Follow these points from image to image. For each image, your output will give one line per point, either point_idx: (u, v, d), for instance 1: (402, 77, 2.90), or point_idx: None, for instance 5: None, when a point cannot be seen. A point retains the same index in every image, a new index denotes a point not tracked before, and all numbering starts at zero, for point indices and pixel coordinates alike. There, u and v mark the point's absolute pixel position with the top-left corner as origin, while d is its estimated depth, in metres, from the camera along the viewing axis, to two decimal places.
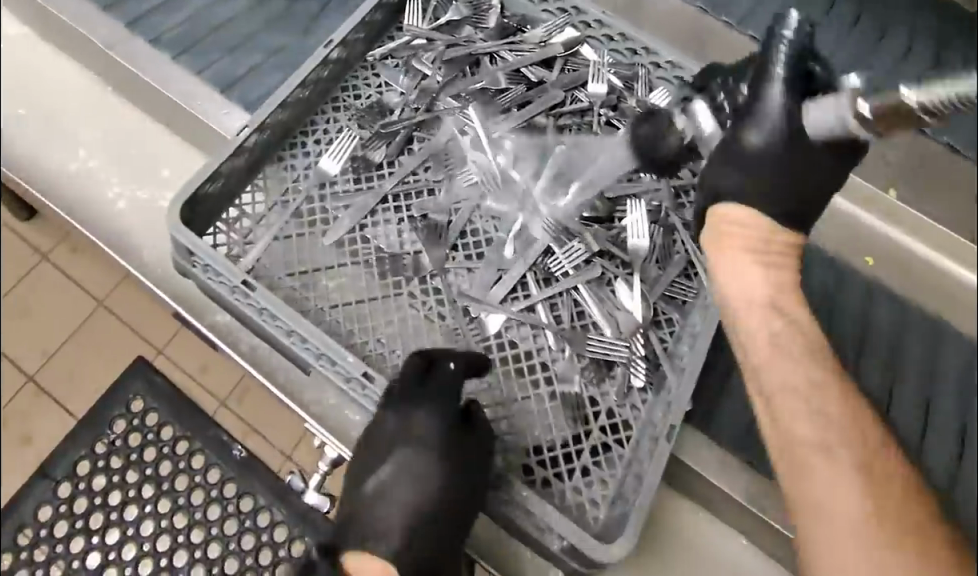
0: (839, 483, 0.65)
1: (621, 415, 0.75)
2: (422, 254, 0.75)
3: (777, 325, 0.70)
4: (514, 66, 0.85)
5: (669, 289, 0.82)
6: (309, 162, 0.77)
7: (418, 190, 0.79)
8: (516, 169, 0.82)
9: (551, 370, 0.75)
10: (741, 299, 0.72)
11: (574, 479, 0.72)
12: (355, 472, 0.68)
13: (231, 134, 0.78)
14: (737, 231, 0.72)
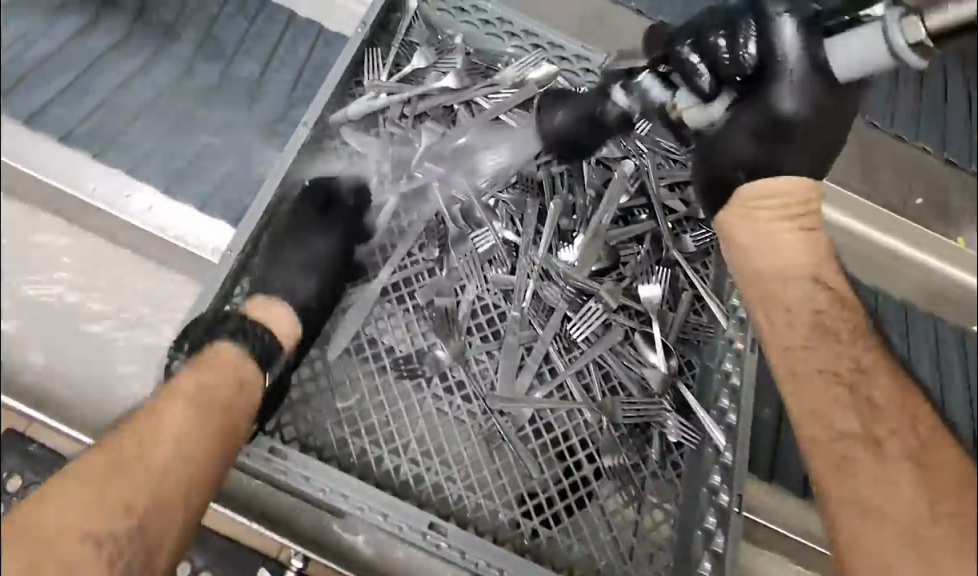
0: (836, 396, 0.53)
1: (664, 474, 0.71)
2: (437, 346, 0.68)
3: (822, 303, 0.57)
4: (493, 113, 0.78)
5: (684, 330, 0.78)
6: (295, 260, 0.68)
7: (416, 273, 0.71)
8: (513, 230, 0.75)
9: (591, 445, 0.70)
10: (768, 284, 0.59)
11: (640, 560, 0.67)
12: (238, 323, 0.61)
13: (215, 258, 0.69)
14: (773, 216, 0.59)
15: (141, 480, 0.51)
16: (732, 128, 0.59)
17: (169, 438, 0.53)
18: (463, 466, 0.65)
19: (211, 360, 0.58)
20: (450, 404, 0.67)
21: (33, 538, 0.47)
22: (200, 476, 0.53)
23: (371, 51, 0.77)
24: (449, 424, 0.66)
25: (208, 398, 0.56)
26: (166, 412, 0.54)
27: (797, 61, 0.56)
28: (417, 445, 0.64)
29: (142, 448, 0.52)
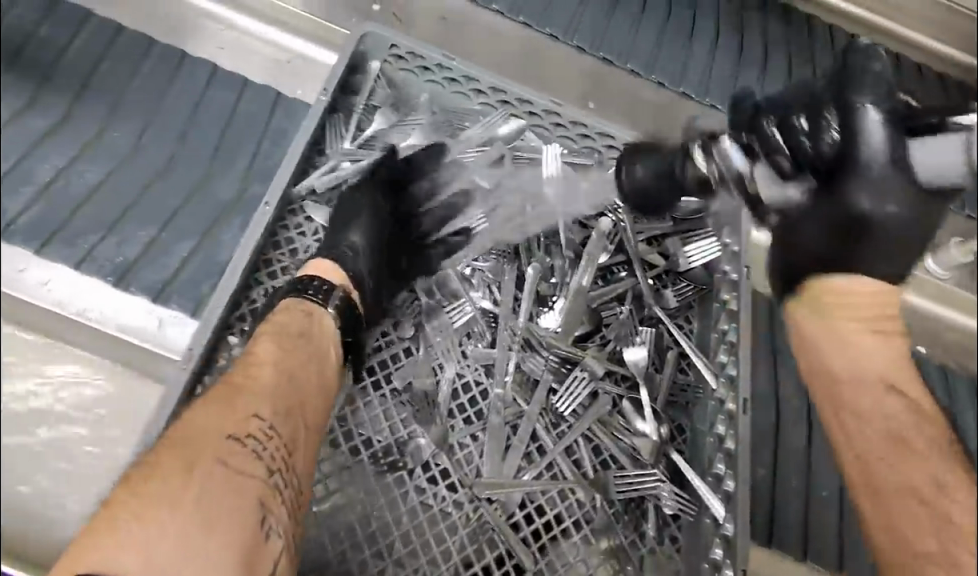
0: None
1: (662, 550, 0.68)
2: (417, 434, 0.64)
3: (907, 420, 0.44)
4: (463, 176, 0.76)
5: (671, 393, 0.75)
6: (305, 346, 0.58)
7: (392, 354, 0.67)
8: (489, 298, 0.72)
9: (585, 526, 0.66)
10: (863, 415, 0.51)
11: None
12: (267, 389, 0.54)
13: (180, 353, 0.64)
14: (889, 341, 0.48)
15: (275, 395, 0.54)
16: (810, 219, 0.49)
17: (293, 364, 0.56)
18: (451, 563, 0.61)
19: (310, 309, 0.61)
20: (435, 496, 0.63)
21: (191, 439, 0.50)
22: (320, 405, 0.57)
23: (334, 119, 0.75)
24: (433, 519, 0.62)
25: (317, 334, 0.60)
26: (285, 340, 0.57)
27: (882, 160, 0.46)
28: (401, 545, 0.60)
29: (273, 365, 0.56)
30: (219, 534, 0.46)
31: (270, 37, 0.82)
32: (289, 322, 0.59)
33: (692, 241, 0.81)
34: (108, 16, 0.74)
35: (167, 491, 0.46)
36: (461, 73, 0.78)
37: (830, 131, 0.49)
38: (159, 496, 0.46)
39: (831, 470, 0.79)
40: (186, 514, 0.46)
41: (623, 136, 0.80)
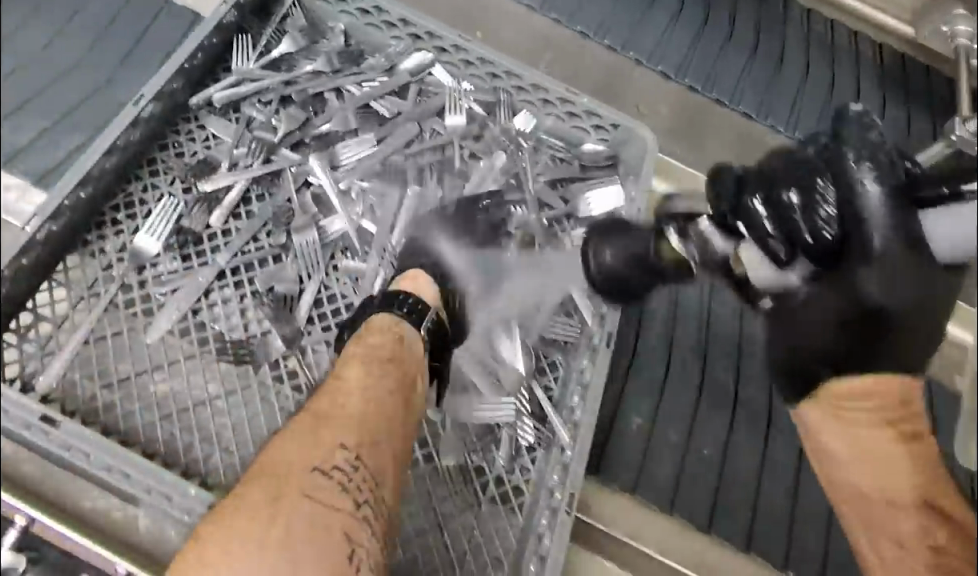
0: None
1: (510, 480, 0.67)
2: (269, 330, 0.66)
3: (940, 538, 0.45)
4: (363, 101, 0.77)
5: (548, 330, 0.72)
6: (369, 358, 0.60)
7: (260, 259, 0.69)
8: (371, 220, 0.73)
9: (431, 445, 0.67)
10: (872, 512, 0.47)
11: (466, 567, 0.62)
12: (344, 413, 0.56)
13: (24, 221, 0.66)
14: (868, 421, 0.46)
15: (353, 420, 0.55)
16: (811, 310, 0.47)
17: (366, 385, 0.58)
18: None
19: (396, 322, 0.63)
20: (278, 395, 0.64)
21: (270, 471, 0.51)
22: (397, 424, 0.58)
23: (240, 37, 0.76)
24: (270, 419, 0.63)
25: (391, 350, 0.61)
26: (359, 366, 0.59)
27: (884, 239, 0.44)
28: (231, 435, 0.61)
29: (348, 390, 0.57)
30: (307, 556, 0.48)
31: None
32: (377, 344, 0.61)
33: (593, 186, 0.79)
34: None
35: (256, 526, 0.48)
36: (392, 16, 0.79)
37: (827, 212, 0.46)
38: (252, 523, 0.48)
39: (717, 430, 0.74)
40: (282, 552, 0.47)
41: (532, 79, 0.78)
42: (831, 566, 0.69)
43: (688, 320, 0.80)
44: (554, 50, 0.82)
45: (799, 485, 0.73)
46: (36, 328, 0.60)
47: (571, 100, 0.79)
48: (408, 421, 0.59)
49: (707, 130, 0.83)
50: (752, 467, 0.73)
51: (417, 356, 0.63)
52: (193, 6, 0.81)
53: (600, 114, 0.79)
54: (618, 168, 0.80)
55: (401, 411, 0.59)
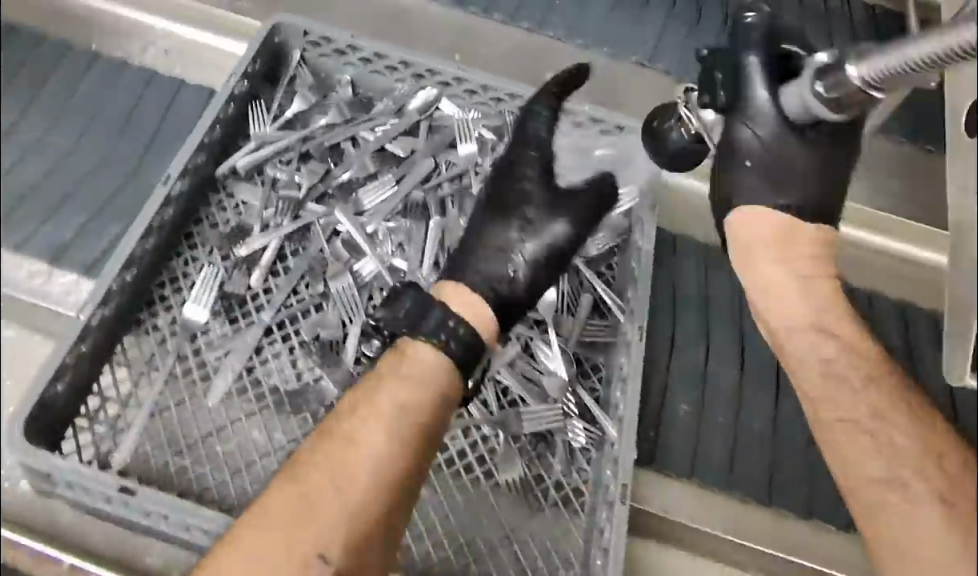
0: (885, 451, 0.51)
1: (569, 483, 0.68)
2: (321, 377, 0.68)
3: (830, 351, 0.57)
4: (377, 145, 0.80)
5: (585, 334, 0.73)
6: (386, 413, 0.56)
7: (303, 310, 0.72)
8: (402, 256, 0.75)
9: (488, 460, 0.68)
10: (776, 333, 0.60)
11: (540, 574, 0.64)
12: (328, 502, 0.52)
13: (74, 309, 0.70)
14: (786, 249, 0.61)
15: (353, 501, 0.53)
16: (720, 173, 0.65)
17: (376, 455, 0.54)
18: None
19: (426, 355, 0.58)
20: None
21: (258, 549, 0.51)
22: (401, 495, 0.55)
23: (253, 104, 0.79)
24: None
25: (409, 404, 0.56)
26: (368, 429, 0.55)
27: (765, 118, 0.62)
28: None
29: (354, 459, 0.54)
30: None
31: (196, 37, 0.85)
32: (410, 387, 0.57)
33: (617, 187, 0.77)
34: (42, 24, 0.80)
35: None
36: (391, 60, 0.80)
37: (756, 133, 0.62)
38: None
39: (766, 404, 0.73)
40: None
41: (535, 96, 0.80)
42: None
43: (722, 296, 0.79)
44: (554, 64, 0.84)
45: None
46: (105, 410, 0.64)
47: (575, 109, 0.79)
48: (413, 483, 0.56)
49: None
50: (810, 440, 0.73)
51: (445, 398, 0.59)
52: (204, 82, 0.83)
53: (605, 119, 0.79)
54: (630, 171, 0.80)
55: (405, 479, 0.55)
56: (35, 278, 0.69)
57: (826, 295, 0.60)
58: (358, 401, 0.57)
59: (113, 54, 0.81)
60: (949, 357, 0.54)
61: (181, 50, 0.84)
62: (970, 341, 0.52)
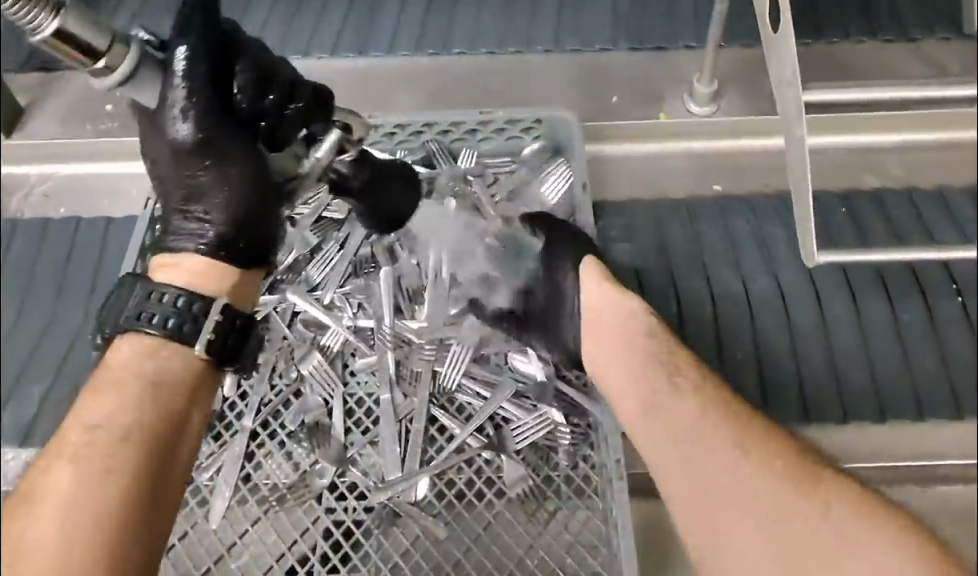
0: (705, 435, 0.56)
1: (579, 473, 0.63)
2: (317, 460, 0.65)
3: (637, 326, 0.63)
4: (314, 215, 0.76)
5: None
6: (72, 438, 0.48)
7: (283, 401, 0.68)
8: (364, 315, 0.72)
9: (498, 481, 0.64)
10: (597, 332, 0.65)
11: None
12: (20, 551, 0.45)
13: None
14: (146, 376, 0.49)
15: (47, 566, 0.44)
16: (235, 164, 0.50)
17: (72, 493, 0.45)
18: (372, 563, 0.60)
19: (145, 352, 0.50)
20: (345, 510, 0.63)
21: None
22: (117, 536, 0.45)
23: None
24: (334, 533, 0.62)
25: (115, 420, 0.48)
26: (70, 457, 0.47)
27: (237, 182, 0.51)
28: (316, 565, 0.60)
29: (48, 508, 0.45)
30: None
31: (92, 173, 0.81)
32: (80, 418, 0.49)
33: (543, 180, 0.77)
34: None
35: None
36: None
37: (190, 207, 0.51)
38: None
39: (740, 331, 0.72)
40: None
41: (448, 119, 0.79)
42: (887, 395, 0.69)
43: (674, 248, 0.76)
44: (454, 79, 0.83)
45: (839, 345, 0.71)
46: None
47: (489, 118, 0.78)
48: (144, 490, 0.47)
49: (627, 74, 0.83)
50: (815, 353, 0.71)
51: (172, 401, 0.50)
52: (114, 212, 0.79)
53: (520, 117, 0.78)
54: (562, 155, 0.77)
55: (114, 484, 0.46)
56: None
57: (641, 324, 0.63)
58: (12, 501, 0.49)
59: (27, 217, 0.80)
60: (800, 245, 0.63)
61: (62, 189, 0.81)
62: (811, 221, 0.61)
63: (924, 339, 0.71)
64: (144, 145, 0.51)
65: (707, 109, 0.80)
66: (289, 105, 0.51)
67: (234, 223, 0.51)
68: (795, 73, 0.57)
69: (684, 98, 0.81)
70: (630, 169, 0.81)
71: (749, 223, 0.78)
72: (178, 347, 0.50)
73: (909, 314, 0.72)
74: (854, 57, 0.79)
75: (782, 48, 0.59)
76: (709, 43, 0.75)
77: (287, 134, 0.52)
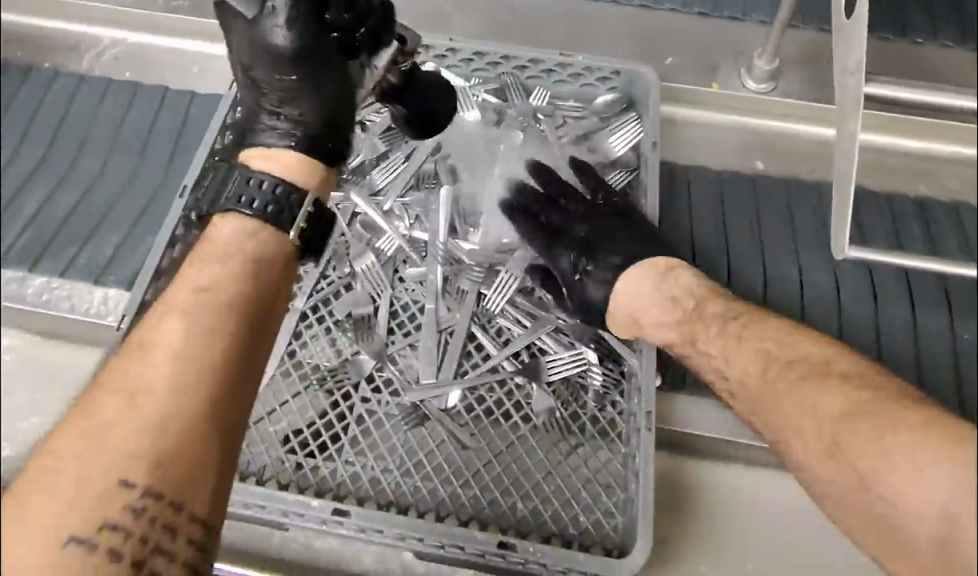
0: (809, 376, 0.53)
1: (605, 416, 0.68)
2: (358, 351, 0.70)
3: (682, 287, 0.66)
4: (386, 123, 0.79)
5: None
6: (184, 293, 0.50)
7: (333, 291, 0.73)
8: (420, 227, 0.75)
9: (525, 406, 0.69)
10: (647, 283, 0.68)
11: (585, 499, 0.65)
12: (128, 391, 0.45)
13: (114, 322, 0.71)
14: (252, 253, 0.52)
15: (164, 402, 0.45)
16: (321, 75, 0.53)
17: (186, 342, 0.47)
18: (398, 456, 0.65)
19: (247, 233, 0.52)
20: (379, 402, 0.68)
21: (63, 457, 0.44)
22: (226, 389, 0.47)
23: None
24: (369, 422, 0.67)
25: (222, 285, 0.50)
26: (181, 311, 0.48)
27: (323, 92, 0.54)
28: (349, 448, 0.65)
29: (164, 352, 0.47)
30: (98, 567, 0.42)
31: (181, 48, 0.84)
32: (196, 279, 0.50)
33: (613, 130, 0.79)
34: (51, 65, 0.84)
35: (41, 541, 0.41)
36: None
37: (279, 111, 0.54)
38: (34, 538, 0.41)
39: (791, 316, 0.75)
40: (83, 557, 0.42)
41: (527, 56, 0.79)
42: None
43: (742, 228, 0.80)
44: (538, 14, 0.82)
45: (883, 345, 0.75)
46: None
47: (568, 62, 0.79)
48: (247, 356, 0.49)
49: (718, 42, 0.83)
50: (858, 351, 0.74)
51: (271, 284, 0.53)
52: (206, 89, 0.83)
53: (600, 66, 0.78)
54: (634, 111, 0.79)
55: (225, 342, 0.48)
56: (57, 297, 0.72)
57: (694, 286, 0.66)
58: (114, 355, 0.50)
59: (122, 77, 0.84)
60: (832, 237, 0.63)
61: (132, 56, 0.84)
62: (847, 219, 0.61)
63: (961, 357, 0.75)
64: (234, 45, 0.53)
65: (763, 86, 0.82)
66: (366, 22, 0.53)
67: (318, 128, 0.55)
68: (860, 63, 0.58)
69: (741, 74, 0.83)
70: (702, 135, 0.85)
71: (812, 212, 0.81)
72: (277, 232, 0.53)
73: (967, 335, 0.76)
74: (948, 64, 0.80)
75: (852, 34, 0.60)
76: (777, 22, 0.76)
77: (362, 47, 0.54)
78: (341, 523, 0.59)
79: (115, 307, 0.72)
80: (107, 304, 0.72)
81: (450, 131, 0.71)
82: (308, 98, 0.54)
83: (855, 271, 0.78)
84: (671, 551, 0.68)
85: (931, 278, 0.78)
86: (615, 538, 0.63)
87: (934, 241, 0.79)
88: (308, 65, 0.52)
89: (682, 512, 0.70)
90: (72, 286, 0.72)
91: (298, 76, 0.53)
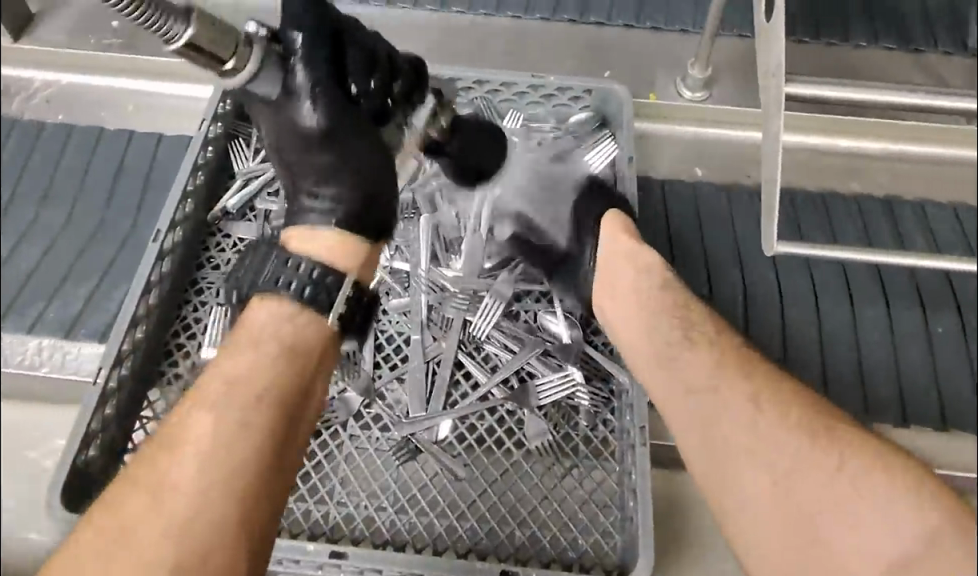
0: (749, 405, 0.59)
1: (597, 435, 0.68)
2: (345, 389, 0.68)
3: (639, 292, 0.67)
4: None
5: None
6: (214, 382, 0.49)
7: None
8: (402, 257, 0.75)
9: (517, 431, 0.68)
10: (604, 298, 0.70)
11: (582, 521, 0.64)
12: (151, 486, 0.46)
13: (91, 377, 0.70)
14: (283, 336, 0.50)
15: (194, 496, 0.45)
16: (358, 149, 0.51)
17: (216, 439, 0.47)
18: (392, 492, 0.64)
19: (285, 318, 0.50)
20: (369, 439, 0.67)
21: (93, 554, 0.45)
22: (257, 488, 0.47)
23: (233, 144, 0.79)
24: (359, 459, 0.66)
25: (255, 377, 0.49)
26: (212, 405, 0.48)
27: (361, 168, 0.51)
28: (341, 488, 0.64)
29: (192, 452, 0.46)
30: None
31: (125, 87, 0.84)
32: (225, 365, 0.50)
33: (590, 148, 0.79)
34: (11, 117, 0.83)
35: None
36: None
37: (319, 192, 0.52)
38: None
39: (774, 323, 0.76)
40: None
41: (501, 78, 0.79)
42: (902, 400, 0.73)
43: (716, 238, 0.80)
44: (489, 38, 0.86)
45: (862, 344, 0.75)
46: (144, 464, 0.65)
47: (540, 84, 0.79)
48: (279, 446, 0.48)
49: (673, 54, 0.86)
50: (839, 350, 0.75)
51: (308, 368, 0.51)
52: (172, 129, 0.82)
53: (571, 85, 0.79)
54: (608, 128, 0.80)
55: (257, 433, 0.47)
56: (30, 354, 0.71)
57: (647, 289, 0.67)
58: (147, 440, 0.50)
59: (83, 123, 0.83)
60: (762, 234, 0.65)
61: (66, 98, 0.84)
62: (775, 214, 0.63)
63: (937, 348, 0.76)
64: (259, 125, 0.51)
65: (698, 94, 0.84)
66: (393, 84, 0.53)
67: (359, 203, 0.52)
68: (779, 68, 0.61)
69: (676, 83, 0.85)
70: (668, 147, 0.85)
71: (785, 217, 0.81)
72: (317, 318, 0.50)
73: (941, 328, 0.77)
74: (892, 64, 0.82)
75: (771, 39, 0.63)
76: (705, 32, 0.78)
77: (394, 112, 0.54)
78: (339, 566, 0.57)
79: (89, 363, 0.71)
80: (41, 354, 0.71)
81: (488, 173, 0.71)
82: (344, 175, 0.51)
83: (830, 271, 0.79)
84: (672, 568, 0.67)
85: (903, 273, 0.79)
86: (614, 558, 0.62)
87: (902, 236, 0.80)
88: (340, 140, 0.50)
89: (681, 528, 0.69)
90: (43, 342, 0.71)
91: (333, 154, 0.51)
